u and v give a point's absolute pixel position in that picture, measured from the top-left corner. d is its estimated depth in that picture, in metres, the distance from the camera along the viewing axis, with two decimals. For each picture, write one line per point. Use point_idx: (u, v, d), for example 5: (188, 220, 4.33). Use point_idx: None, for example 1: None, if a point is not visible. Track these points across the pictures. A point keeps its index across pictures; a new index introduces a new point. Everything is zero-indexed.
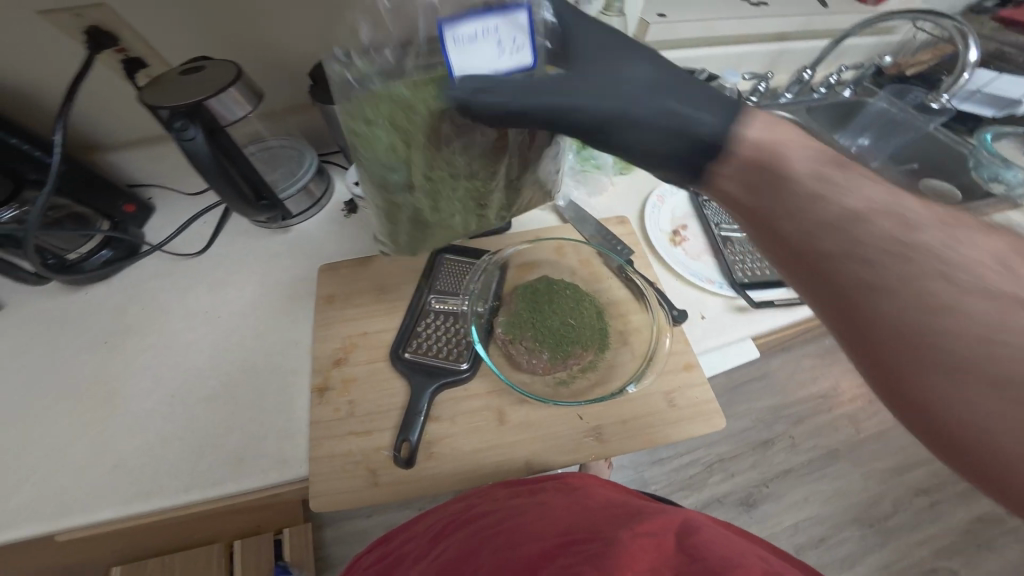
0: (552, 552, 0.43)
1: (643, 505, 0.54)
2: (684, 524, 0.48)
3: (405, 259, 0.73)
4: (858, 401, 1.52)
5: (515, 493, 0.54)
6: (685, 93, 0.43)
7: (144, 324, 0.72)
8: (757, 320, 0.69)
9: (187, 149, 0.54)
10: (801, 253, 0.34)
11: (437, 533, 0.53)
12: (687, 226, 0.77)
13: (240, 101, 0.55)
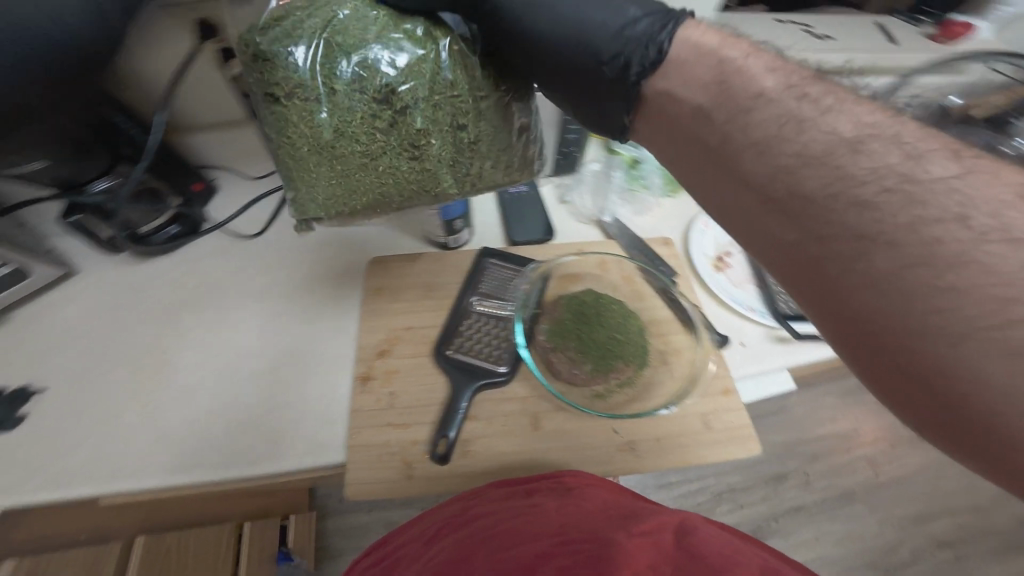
0: (551, 551, 0.44)
1: (634, 503, 0.54)
2: (680, 526, 0.50)
3: (451, 259, 0.75)
4: (881, 444, 1.47)
5: (508, 494, 0.54)
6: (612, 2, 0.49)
7: (199, 300, 0.76)
8: (796, 352, 0.69)
9: None
10: (807, 258, 0.36)
11: (433, 534, 0.52)
12: (731, 254, 0.78)
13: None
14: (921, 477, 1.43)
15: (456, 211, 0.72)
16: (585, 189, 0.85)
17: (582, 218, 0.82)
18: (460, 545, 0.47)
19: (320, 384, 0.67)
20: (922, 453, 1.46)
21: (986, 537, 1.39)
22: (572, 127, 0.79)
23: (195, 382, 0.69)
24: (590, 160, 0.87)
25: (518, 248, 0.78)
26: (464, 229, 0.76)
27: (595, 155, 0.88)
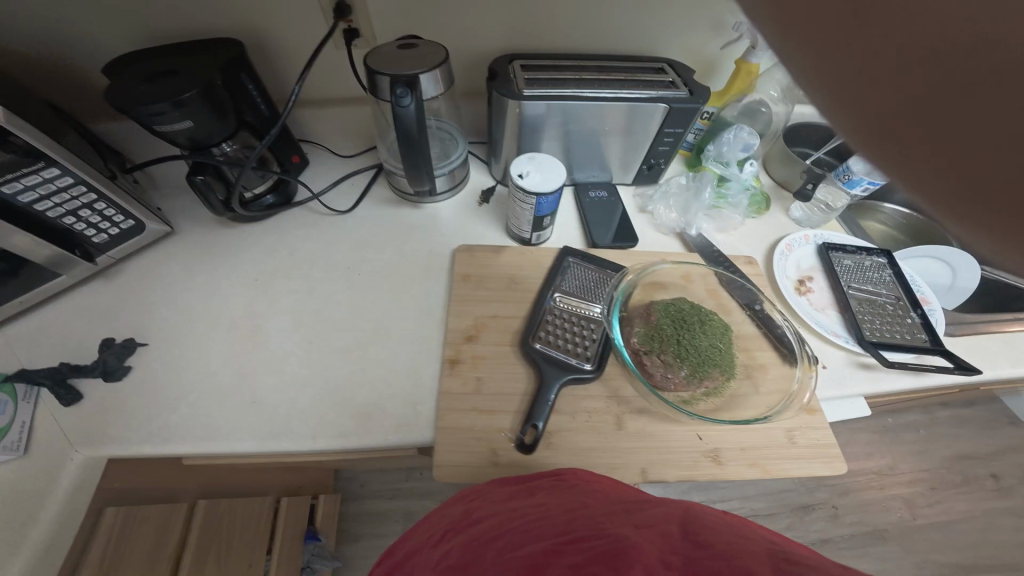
0: (555, 548, 0.40)
1: (639, 497, 0.51)
2: (686, 515, 0.45)
3: (535, 254, 0.77)
4: (920, 487, 1.42)
5: (516, 494, 0.53)
6: None
7: (288, 271, 0.79)
8: (880, 380, 0.69)
9: (399, 114, 0.60)
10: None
11: (438, 540, 0.50)
12: (813, 278, 0.78)
13: (442, 81, 0.62)
14: (961, 525, 1.38)
15: (548, 208, 0.72)
16: (667, 200, 0.85)
17: (662, 228, 0.83)
18: (463, 548, 0.45)
19: (406, 363, 0.69)
20: (964, 501, 1.41)
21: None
22: (667, 138, 0.79)
23: (286, 349, 0.72)
24: (670, 176, 0.90)
25: (599, 250, 0.79)
26: (549, 227, 0.77)
27: (676, 172, 0.92)
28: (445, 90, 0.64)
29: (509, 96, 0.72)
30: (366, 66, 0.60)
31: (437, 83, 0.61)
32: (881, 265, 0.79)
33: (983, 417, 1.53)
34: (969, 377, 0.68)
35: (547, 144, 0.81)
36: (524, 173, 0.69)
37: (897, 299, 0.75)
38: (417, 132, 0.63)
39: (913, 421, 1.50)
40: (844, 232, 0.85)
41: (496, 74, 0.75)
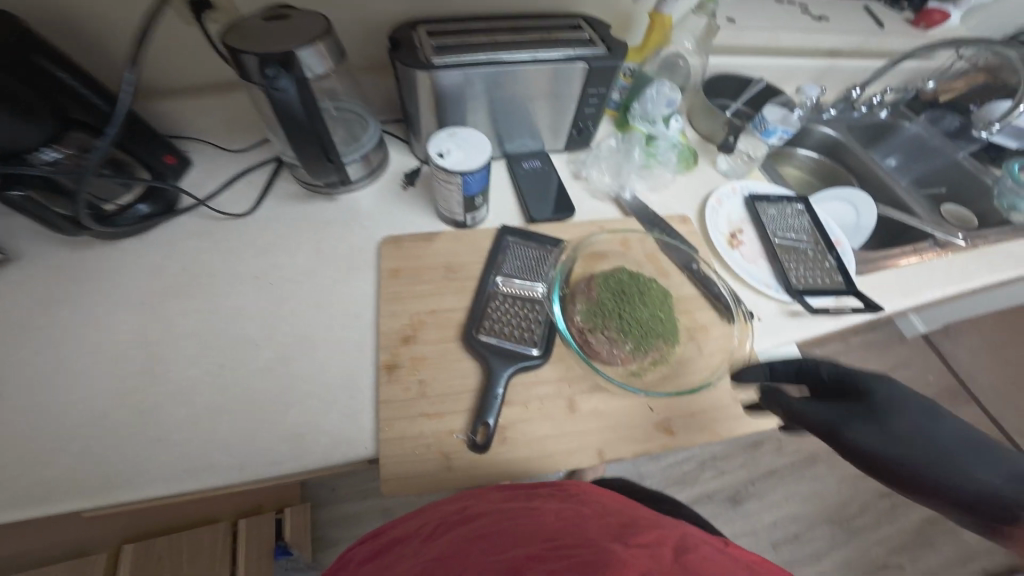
0: (540, 555, 0.42)
1: (632, 515, 0.52)
2: (674, 543, 0.46)
3: (469, 237, 0.71)
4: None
5: (511, 496, 0.54)
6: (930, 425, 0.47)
7: (184, 288, 0.68)
8: (809, 324, 0.72)
9: (276, 99, 0.50)
10: None
11: (428, 533, 0.51)
12: (743, 230, 0.80)
13: (326, 59, 0.53)
14: None
15: (478, 188, 0.64)
16: (601, 165, 0.82)
17: (598, 195, 0.80)
18: (452, 542, 0.47)
19: (341, 376, 0.62)
20: None
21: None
22: (593, 99, 0.75)
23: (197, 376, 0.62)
24: (603, 136, 0.86)
25: (538, 226, 0.75)
26: (484, 207, 0.70)
27: (606, 133, 0.87)
28: (335, 66, 0.56)
29: (416, 68, 0.64)
30: (224, 43, 0.49)
31: (320, 59, 0.52)
32: (800, 211, 0.83)
33: (884, 339, 1.70)
34: (878, 313, 0.74)
35: (468, 117, 0.74)
36: (443, 151, 0.60)
37: (816, 243, 0.80)
38: (309, 126, 0.54)
39: (834, 350, 1.66)
40: (767, 181, 0.87)
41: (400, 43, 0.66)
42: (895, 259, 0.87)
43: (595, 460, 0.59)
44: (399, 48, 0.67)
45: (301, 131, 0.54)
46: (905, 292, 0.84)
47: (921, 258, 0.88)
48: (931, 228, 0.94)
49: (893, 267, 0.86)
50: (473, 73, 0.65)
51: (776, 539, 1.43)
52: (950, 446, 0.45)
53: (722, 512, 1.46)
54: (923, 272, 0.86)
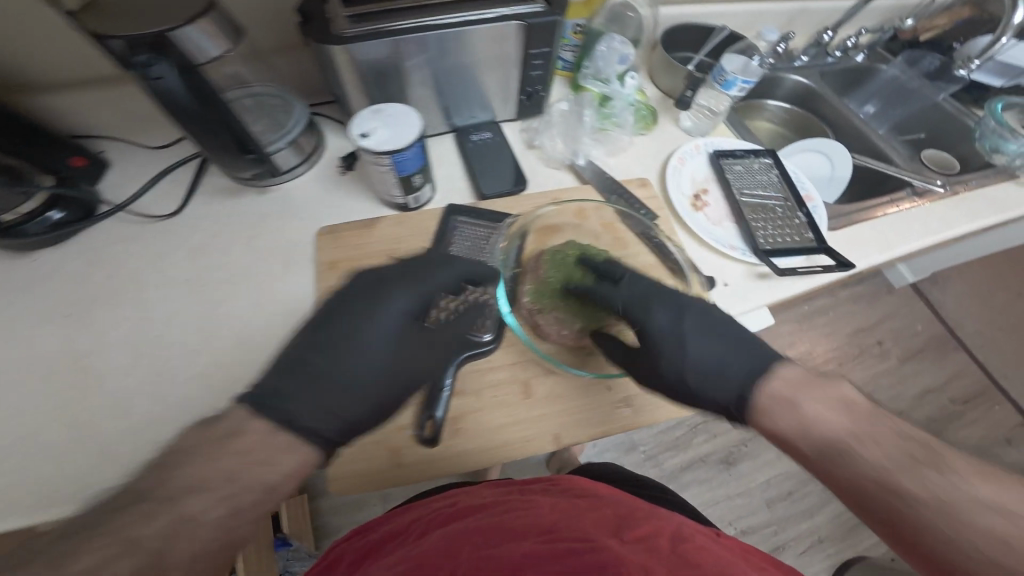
0: (541, 552, 0.43)
1: (626, 508, 0.53)
2: (670, 534, 0.48)
3: (413, 220, 0.66)
4: (830, 364, 1.55)
5: (505, 498, 0.55)
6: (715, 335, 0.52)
7: (114, 294, 0.63)
8: (778, 286, 0.69)
9: (156, 88, 0.45)
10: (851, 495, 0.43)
11: (425, 529, 0.52)
12: (708, 190, 0.76)
13: (219, 38, 0.45)
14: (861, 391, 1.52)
15: (413, 166, 0.58)
16: (554, 131, 0.76)
17: (552, 164, 0.75)
18: (447, 540, 0.47)
19: None
20: (862, 370, 1.53)
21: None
22: (537, 61, 0.68)
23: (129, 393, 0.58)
24: (556, 99, 0.79)
25: (488, 204, 0.69)
26: (425, 186, 0.64)
27: (559, 95, 0.81)
28: (232, 48, 0.48)
29: (329, 42, 0.56)
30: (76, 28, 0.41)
31: (212, 42, 0.45)
32: (768, 166, 0.78)
33: (870, 291, 1.64)
34: (851, 271, 0.70)
35: (401, 91, 0.67)
36: (368, 131, 0.54)
37: (785, 200, 0.75)
38: (209, 113, 0.50)
39: (822, 305, 1.61)
40: (733, 136, 0.82)
41: (309, 16, 0.57)
42: (872, 212, 0.82)
43: (552, 446, 0.56)
44: (309, 20, 0.58)
45: (191, 118, 0.50)
46: (883, 246, 0.79)
47: (898, 210, 0.83)
48: (910, 176, 0.89)
49: (870, 220, 0.82)
50: (396, 42, 0.58)
51: (770, 498, 1.44)
52: (705, 364, 0.51)
53: (714, 475, 1.46)
54: (900, 223, 0.82)
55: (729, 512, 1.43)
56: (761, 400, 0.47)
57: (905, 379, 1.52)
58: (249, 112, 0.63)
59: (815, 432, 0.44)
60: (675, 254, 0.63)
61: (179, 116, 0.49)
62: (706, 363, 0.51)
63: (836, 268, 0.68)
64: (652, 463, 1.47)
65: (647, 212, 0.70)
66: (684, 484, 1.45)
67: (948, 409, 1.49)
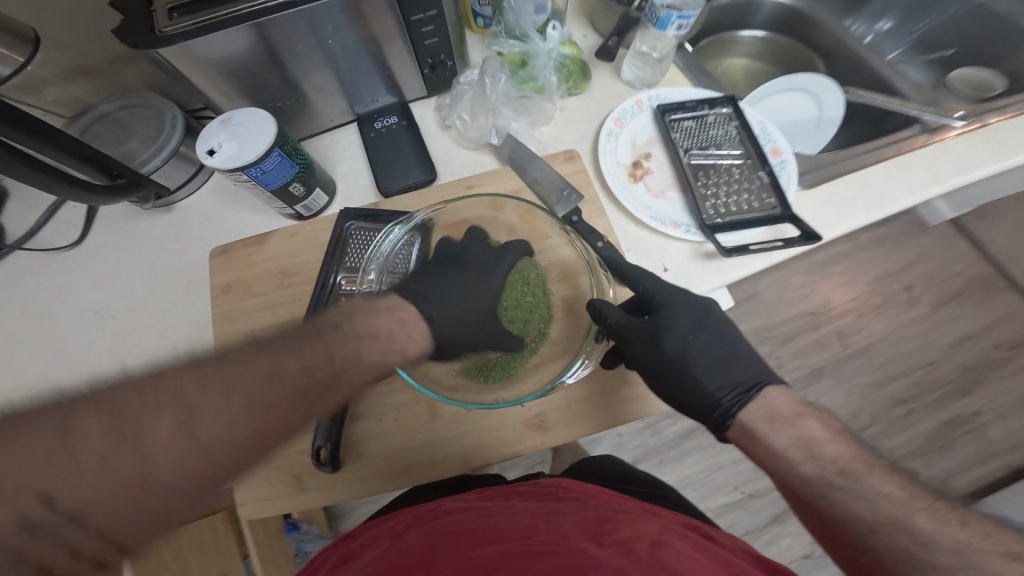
0: (516, 554, 0.38)
1: (613, 507, 0.47)
2: (651, 539, 0.41)
3: (309, 229, 0.61)
4: (849, 316, 1.22)
5: (490, 496, 0.51)
6: (716, 330, 0.52)
7: (22, 330, 0.62)
8: (727, 268, 0.59)
9: None
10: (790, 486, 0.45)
11: (397, 527, 0.48)
12: (650, 154, 0.65)
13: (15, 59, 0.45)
14: (884, 343, 1.20)
15: (282, 175, 0.54)
16: (464, 104, 0.66)
17: (470, 145, 0.67)
18: (421, 542, 0.43)
19: None
20: (884, 320, 1.22)
21: (943, 386, 1.18)
22: (427, 27, 0.58)
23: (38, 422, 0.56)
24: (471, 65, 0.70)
25: (391, 202, 0.63)
26: (311, 192, 0.59)
27: (479, 57, 0.72)
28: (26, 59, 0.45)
29: (149, 44, 0.48)
30: None
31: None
32: (727, 117, 0.66)
33: (900, 231, 1.28)
34: (819, 243, 0.59)
35: (278, 86, 0.59)
36: (215, 147, 0.50)
37: (746, 157, 0.64)
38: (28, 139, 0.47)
39: (841, 251, 1.26)
40: (690, 86, 0.69)
41: (124, 11, 0.50)
42: (863, 160, 0.65)
43: (463, 466, 0.53)
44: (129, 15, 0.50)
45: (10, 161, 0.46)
46: (871, 202, 0.63)
47: (899, 155, 0.65)
48: (917, 111, 0.72)
49: (855, 173, 0.64)
50: (238, 31, 0.50)
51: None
52: (705, 357, 0.51)
53: (719, 440, 1.13)
54: (898, 172, 0.65)
55: (735, 476, 1.11)
56: (739, 419, 0.47)
57: (940, 330, 1.21)
58: (117, 129, 0.59)
59: (775, 450, 0.45)
60: (586, 252, 0.54)
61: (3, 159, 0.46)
62: (700, 349, 0.51)
63: (798, 241, 0.58)
64: (651, 433, 1.13)
65: (568, 197, 0.60)
66: (685, 452, 1.12)
67: (985, 359, 1.20)
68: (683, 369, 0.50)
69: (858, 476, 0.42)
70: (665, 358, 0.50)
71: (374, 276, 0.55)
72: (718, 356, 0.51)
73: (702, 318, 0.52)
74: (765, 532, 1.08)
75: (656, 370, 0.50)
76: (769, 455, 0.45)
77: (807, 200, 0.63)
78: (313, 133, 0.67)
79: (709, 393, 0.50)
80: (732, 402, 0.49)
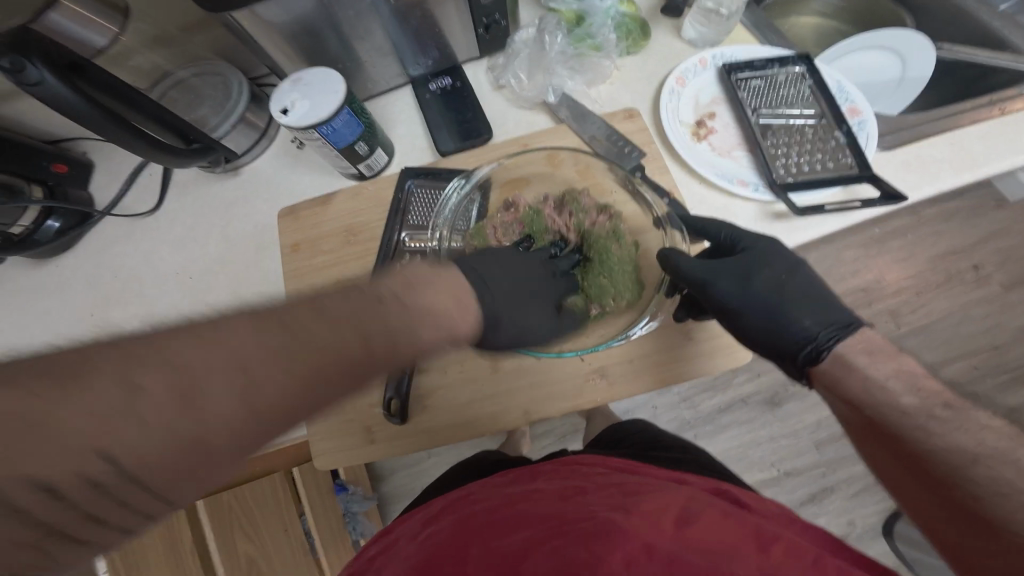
0: (543, 537, 0.38)
1: (639, 480, 0.47)
2: (679, 510, 0.40)
3: (369, 190, 0.63)
4: (905, 294, 1.12)
5: (515, 479, 0.51)
6: (804, 281, 0.49)
7: (112, 292, 0.65)
8: (798, 229, 0.57)
9: (42, 96, 0.44)
10: (873, 428, 0.44)
11: (430, 516, 0.49)
12: (715, 113, 0.62)
13: (104, 26, 0.55)
14: (944, 323, 1.11)
15: (349, 134, 0.55)
16: (520, 63, 0.64)
17: (524, 104, 0.66)
18: (451, 526, 0.44)
19: None
20: (945, 299, 1.12)
21: (1009, 371, 1.09)
22: None
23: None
24: (524, 25, 0.67)
25: (448, 161, 0.63)
26: (374, 152, 0.60)
27: (530, 17, 0.69)
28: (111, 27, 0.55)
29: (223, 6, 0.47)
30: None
31: (91, 30, 0.54)
32: (799, 76, 0.62)
33: (971, 206, 1.15)
34: (902, 203, 0.55)
35: (338, 48, 0.60)
36: (288, 106, 0.51)
37: (821, 117, 0.59)
38: (120, 105, 0.50)
39: (898, 227, 1.15)
40: (758, 43, 0.65)
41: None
42: (957, 120, 0.58)
43: (523, 420, 0.54)
44: None
45: (111, 124, 0.48)
46: (962, 164, 0.57)
47: (1001, 114, 0.58)
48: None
49: (944, 134, 0.58)
50: None
51: (820, 439, 1.08)
52: (789, 300, 0.48)
53: (757, 416, 1.10)
54: (997, 133, 0.58)
55: (773, 452, 1.09)
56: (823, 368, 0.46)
57: (1010, 313, 1.11)
58: (189, 95, 0.61)
59: (872, 380, 0.44)
60: (656, 204, 0.53)
61: (106, 126, 0.48)
62: (784, 290, 0.49)
63: (878, 201, 0.54)
64: (686, 407, 1.11)
65: (629, 157, 0.59)
66: (722, 427, 1.10)
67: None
68: (771, 304, 0.48)
69: (964, 409, 0.41)
70: (743, 295, 0.48)
71: (442, 232, 0.55)
72: (808, 303, 0.48)
73: (786, 266, 0.50)
74: (801, 510, 1.06)
75: (734, 306, 0.49)
76: (864, 386, 0.44)
77: (888, 162, 0.58)
78: (368, 97, 0.68)
79: (797, 329, 0.48)
80: (823, 330, 0.47)
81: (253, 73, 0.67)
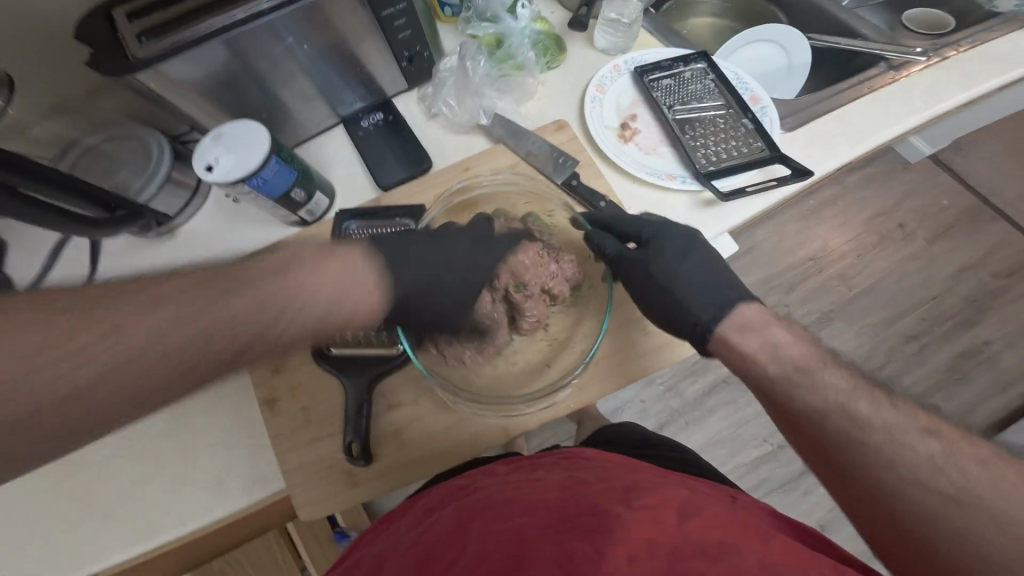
0: (550, 530, 0.37)
1: (640, 476, 0.46)
2: (679, 505, 0.40)
3: (315, 235, 0.63)
4: (847, 258, 1.21)
5: (516, 468, 0.50)
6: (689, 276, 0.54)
7: None
8: (727, 213, 0.60)
9: None
10: (862, 487, 0.43)
11: (430, 507, 0.47)
12: (636, 115, 0.66)
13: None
14: (887, 282, 1.19)
15: (283, 182, 0.55)
16: (448, 90, 0.66)
17: (460, 129, 0.68)
18: (453, 516, 0.43)
19: (236, 422, 0.57)
20: (883, 258, 1.20)
21: (950, 320, 1.17)
22: (398, 20, 0.59)
23: (76, 455, 0.55)
24: (447, 53, 0.69)
25: (391, 195, 0.64)
26: (313, 196, 0.60)
27: (452, 45, 0.71)
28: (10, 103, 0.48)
29: (158, 61, 0.48)
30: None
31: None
32: (703, 71, 0.66)
33: (883, 171, 1.26)
34: (812, 177, 0.60)
35: (259, 97, 0.59)
36: (213, 162, 0.51)
37: (728, 107, 0.64)
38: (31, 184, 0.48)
39: (829, 196, 1.25)
40: (661, 45, 0.70)
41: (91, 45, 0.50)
42: (841, 98, 0.65)
43: (503, 438, 0.55)
44: (97, 55, 0.49)
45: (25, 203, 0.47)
46: (855, 139, 0.63)
47: (874, 90, 0.65)
48: (882, 50, 0.70)
49: (831, 111, 0.64)
50: (203, 53, 0.50)
51: None
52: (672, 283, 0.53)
53: (740, 395, 1.15)
54: (874, 107, 0.64)
55: (763, 428, 1.14)
56: (764, 351, 0.49)
57: (939, 263, 1.20)
58: (103, 162, 0.59)
59: None
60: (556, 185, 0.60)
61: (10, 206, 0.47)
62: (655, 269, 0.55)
63: (791, 179, 0.59)
64: (672, 396, 1.16)
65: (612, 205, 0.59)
66: (709, 410, 1.15)
67: (986, 288, 1.18)
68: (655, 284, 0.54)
69: None
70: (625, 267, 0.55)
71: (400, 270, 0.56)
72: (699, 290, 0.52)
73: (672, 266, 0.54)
74: (801, 481, 1.11)
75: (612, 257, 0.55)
76: None
77: (792, 143, 0.63)
78: (302, 141, 0.68)
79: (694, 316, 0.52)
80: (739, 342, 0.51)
81: (176, 132, 0.66)
